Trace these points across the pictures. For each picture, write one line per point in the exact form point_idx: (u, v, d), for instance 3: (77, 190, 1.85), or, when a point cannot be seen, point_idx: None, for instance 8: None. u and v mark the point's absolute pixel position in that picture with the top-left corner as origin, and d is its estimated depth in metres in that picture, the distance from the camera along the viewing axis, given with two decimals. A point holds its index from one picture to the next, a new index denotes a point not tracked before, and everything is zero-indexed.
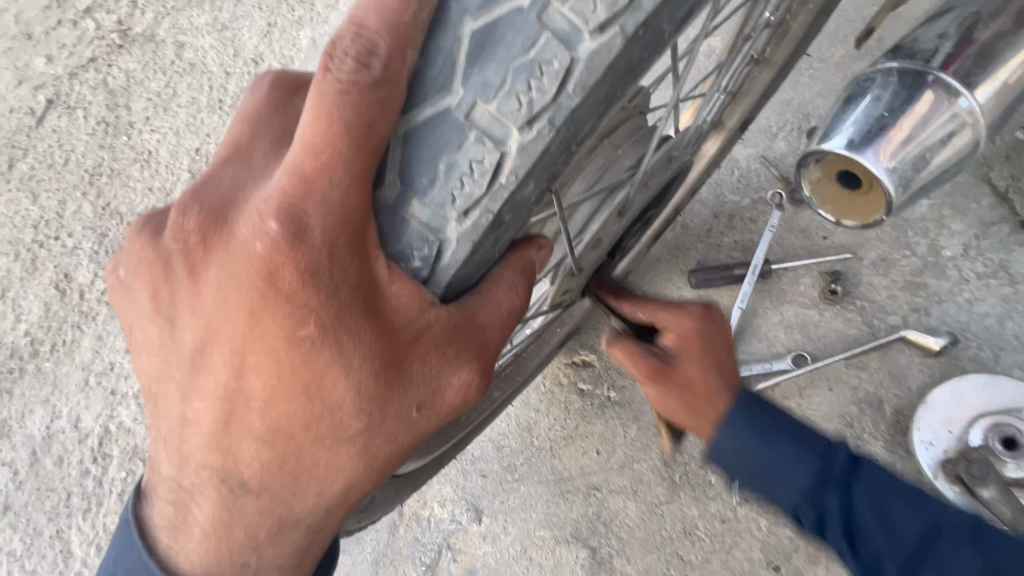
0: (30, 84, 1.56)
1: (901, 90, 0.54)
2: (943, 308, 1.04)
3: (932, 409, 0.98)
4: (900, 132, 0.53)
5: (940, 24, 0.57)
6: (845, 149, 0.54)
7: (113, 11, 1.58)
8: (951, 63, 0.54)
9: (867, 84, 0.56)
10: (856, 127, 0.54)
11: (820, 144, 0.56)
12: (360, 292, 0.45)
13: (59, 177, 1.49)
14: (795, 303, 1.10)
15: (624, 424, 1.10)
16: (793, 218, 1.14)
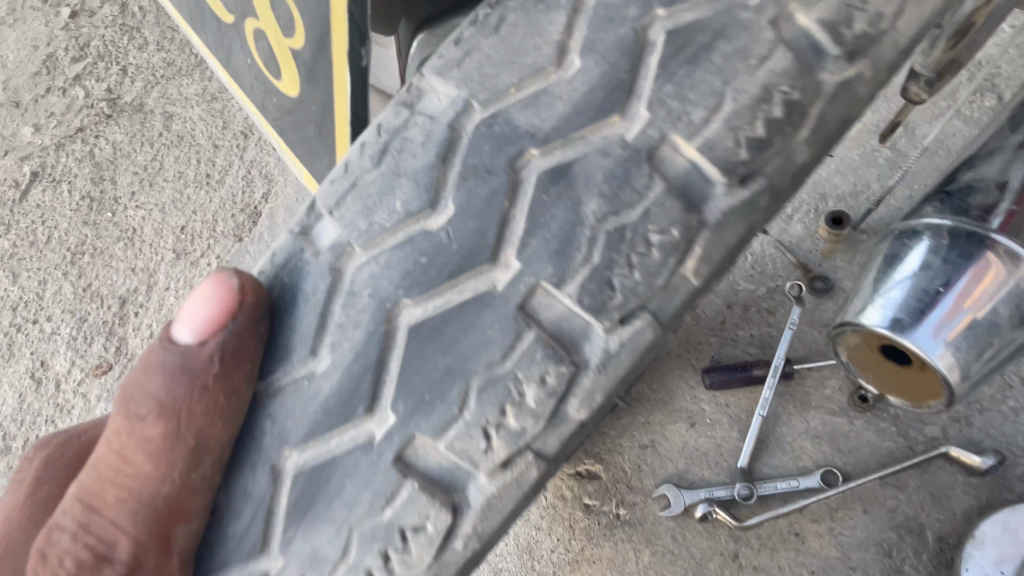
0: (15, 153, 1.48)
1: (951, 260, 0.46)
2: (986, 418, 0.93)
3: (982, 544, 0.86)
4: (954, 312, 0.45)
5: (990, 169, 0.49)
6: (885, 328, 0.47)
7: (103, 79, 1.52)
8: (1010, 220, 0.45)
9: (909, 247, 0.49)
10: (899, 301, 0.47)
11: (856, 317, 0.49)
12: None
13: (39, 256, 1.39)
14: (821, 409, 0.98)
15: (635, 548, 0.99)
16: (814, 311, 1.04)
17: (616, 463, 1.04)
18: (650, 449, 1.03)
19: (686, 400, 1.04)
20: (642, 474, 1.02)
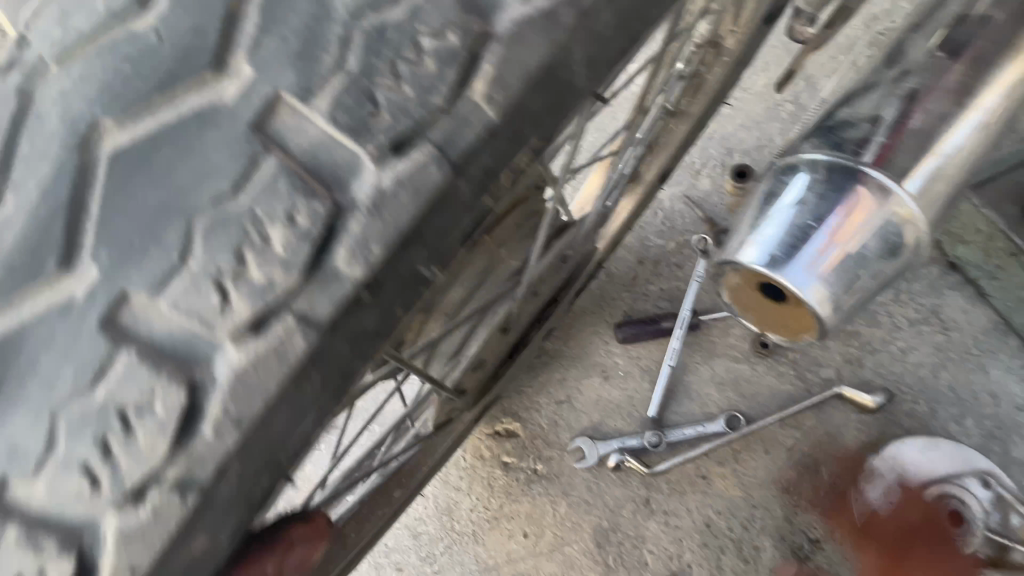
0: None
1: (827, 192, 0.44)
2: (877, 359, 0.96)
3: (872, 478, 0.92)
4: (828, 246, 0.44)
5: (870, 101, 0.49)
6: (763, 265, 0.44)
7: None
8: (883, 154, 0.45)
9: (789, 180, 0.47)
10: (777, 236, 0.45)
11: (736, 253, 0.47)
12: None
13: None
14: (726, 357, 1.02)
15: (552, 501, 1.00)
16: None
17: (533, 419, 1.04)
18: (566, 405, 1.04)
19: (600, 355, 1.06)
20: (558, 430, 1.03)
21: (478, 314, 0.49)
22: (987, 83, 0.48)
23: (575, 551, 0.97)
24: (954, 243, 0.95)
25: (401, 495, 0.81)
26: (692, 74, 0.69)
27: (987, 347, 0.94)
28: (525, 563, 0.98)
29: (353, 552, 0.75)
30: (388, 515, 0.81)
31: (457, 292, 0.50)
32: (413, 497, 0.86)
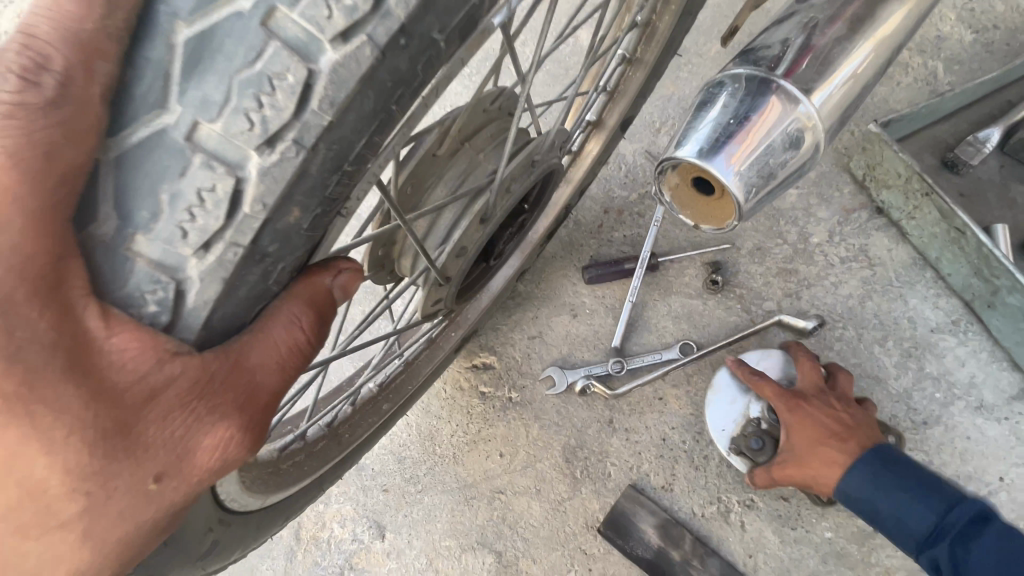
0: None
1: (746, 98, 0.54)
2: (813, 291, 1.08)
3: (720, 390, 1.04)
4: (746, 140, 0.53)
5: (783, 30, 0.59)
6: (694, 156, 0.54)
7: None
8: (794, 68, 0.55)
9: (718, 91, 0.57)
10: (706, 134, 0.54)
11: (674, 151, 0.56)
12: (60, 353, 0.34)
13: None
14: (681, 293, 1.12)
15: (525, 424, 1.10)
16: None
17: (507, 352, 1.14)
18: (537, 339, 1.14)
19: (568, 295, 1.15)
20: (531, 360, 1.13)
21: (463, 206, 0.61)
22: (882, 12, 0.57)
23: (546, 466, 1.07)
24: (880, 188, 1.08)
25: (390, 409, 0.88)
26: (644, 22, 0.80)
27: (905, 278, 1.07)
28: (501, 478, 1.08)
29: (346, 453, 0.81)
30: (376, 425, 0.87)
31: (443, 187, 0.59)
32: (398, 415, 0.92)
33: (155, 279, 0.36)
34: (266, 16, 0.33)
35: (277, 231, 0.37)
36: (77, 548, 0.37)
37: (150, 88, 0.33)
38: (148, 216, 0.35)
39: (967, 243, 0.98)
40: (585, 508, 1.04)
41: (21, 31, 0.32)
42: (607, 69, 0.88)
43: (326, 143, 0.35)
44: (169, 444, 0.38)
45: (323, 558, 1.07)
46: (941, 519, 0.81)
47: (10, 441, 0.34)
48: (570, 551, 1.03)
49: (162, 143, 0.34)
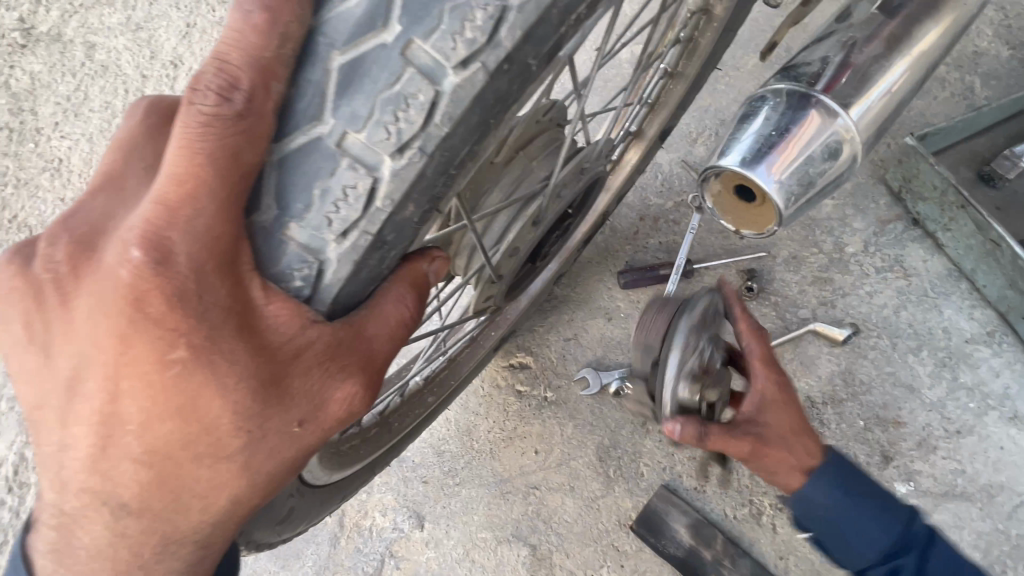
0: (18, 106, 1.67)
1: (787, 110, 0.58)
2: (848, 300, 1.10)
3: None
4: (787, 150, 0.57)
5: (823, 48, 0.62)
6: (738, 165, 0.58)
7: (96, 45, 1.72)
8: (832, 84, 0.58)
9: (760, 104, 0.60)
10: (749, 145, 0.58)
11: (717, 160, 0.60)
12: (232, 314, 0.40)
13: (38, 199, 1.56)
14: None
15: (561, 423, 1.13)
16: (712, 219, 1.19)
17: (544, 352, 1.18)
18: (573, 341, 1.18)
19: (604, 299, 1.19)
20: (567, 361, 1.17)
21: (518, 209, 0.66)
22: (918, 32, 0.60)
23: (580, 464, 1.11)
24: (915, 200, 1.10)
25: (433, 402, 0.93)
26: (687, 39, 0.84)
27: (941, 289, 1.08)
28: (536, 474, 1.12)
29: (394, 440, 0.88)
30: (420, 418, 0.92)
31: (498, 191, 0.65)
32: (442, 408, 0.97)
33: (302, 262, 0.42)
34: (403, 48, 0.40)
35: (396, 223, 0.44)
36: (231, 479, 0.45)
37: (310, 103, 0.40)
38: (302, 207, 0.41)
39: (1002, 256, 1.00)
40: (618, 506, 1.08)
41: (215, 53, 0.38)
42: (649, 83, 0.93)
43: (438, 150, 0.42)
44: (308, 398, 0.45)
45: (365, 545, 1.13)
46: (897, 539, 0.71)
47: (189, 382, 0.41)
48: (603, 547, 1.06)
49: (318, 147, 0.41)
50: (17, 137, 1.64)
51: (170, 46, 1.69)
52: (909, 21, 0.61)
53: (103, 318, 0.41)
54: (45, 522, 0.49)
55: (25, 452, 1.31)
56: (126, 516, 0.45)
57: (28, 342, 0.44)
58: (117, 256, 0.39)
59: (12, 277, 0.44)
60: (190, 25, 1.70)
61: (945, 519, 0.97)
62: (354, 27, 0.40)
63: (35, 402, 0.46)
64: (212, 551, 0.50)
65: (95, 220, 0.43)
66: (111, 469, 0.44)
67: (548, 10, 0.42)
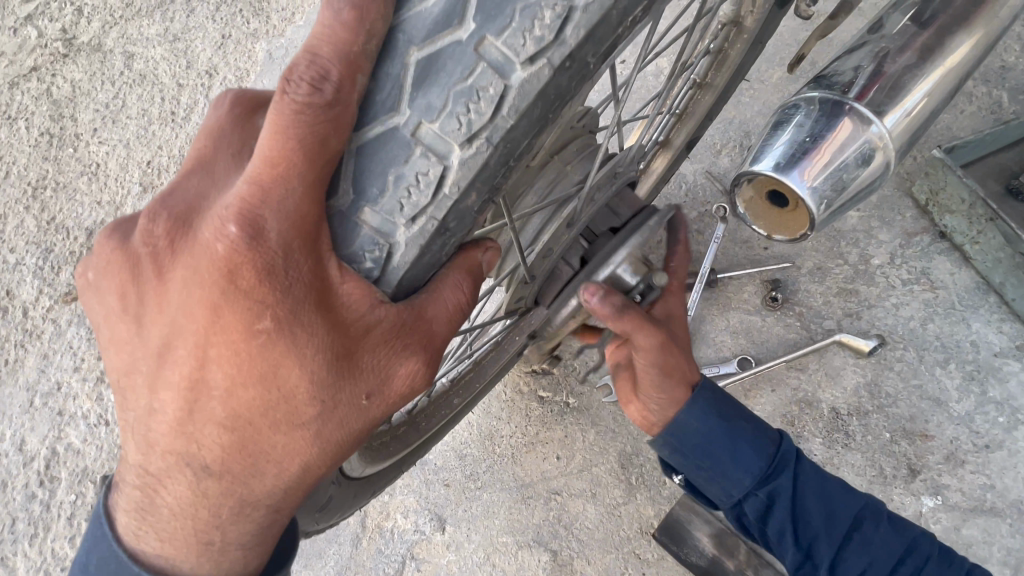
0: (59, 112, 1.73)
1: (821, 118, 0.59)
2: (873, 311, 1.10)
3: None
4: (820, 157, 0.58)
5: (856, 57, 0.63)
6: (771, 170, 0.59)
7: (134, 54, 1.78)
8: (865, 92, 0.59)
9: (793, 112, 0.62)
10: (782, 151, 0.59)
11: (751, 166, 0.61)
12: (312, 289, 0.47)
13: (76, 201, 1.61)
14: (740, 309, 1.15)
15: (583, 429, 1.14)
16: (737, 229, 1.20)
17: (568, 358, 1.19)
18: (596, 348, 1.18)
19: None
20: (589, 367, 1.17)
21: (553, 210, 0.70)
22: (951, 43, 0.61)
23: (602, 470, 1.11)
24: (942, 212, 1.10)
25: (458, 404, 0.94)
26: (717, 49, 0.87)
27: (968, 302, 1.08)
28: (558, 479, 1.12)
29: (421, 439, 0.93)
30: (446, 419, 0.95)
31: (535, 196, 0.69)
32: (467, 411, 0.99)
33: (375, 240, 0.48)
34: (476, 45, 0.46)
35: (458, 211, 0.49)
36: (304, 445, 0.51)
37: (390, 98, 0.46)
38: (377, 192, 0.47)
39: None
40: (640, 513, 1.08)
41: (307, 49, 0.44)
42: (677, 93, 0.95)
43: (501, 142, 0.47)
44: (374, 371, 0.51)
45: (387, 546, 1.13)
46: (778, 458, 0.80)
47: (272, 349, 0.48)
48: (624, 554, 1.06)
49: (395, 137, 0.47)
50: (57, 142, 1.69)
51: (205, 56, 1.74)
52: (943, 32, 0.62)
53: (197, 290, 0.47)
54: (128, 483, 0.54)
55: (56, 446, 1.34)
56: (207, 477, 0.51)
57: (124, 312, 0.50)
58: (213, 235, 0.45)
59: (115, 253, 0.50)
60: (226, 36, 1.75)
61: (974, 534, 0.96)
62: (431, 30, 0.46)
63: (126, 367, 0.52)
64: (282, 514, 0.56)
65: (191, 201, 0.49)
66: (196, 430, 0.50)
67: (609, 13, 0.47)
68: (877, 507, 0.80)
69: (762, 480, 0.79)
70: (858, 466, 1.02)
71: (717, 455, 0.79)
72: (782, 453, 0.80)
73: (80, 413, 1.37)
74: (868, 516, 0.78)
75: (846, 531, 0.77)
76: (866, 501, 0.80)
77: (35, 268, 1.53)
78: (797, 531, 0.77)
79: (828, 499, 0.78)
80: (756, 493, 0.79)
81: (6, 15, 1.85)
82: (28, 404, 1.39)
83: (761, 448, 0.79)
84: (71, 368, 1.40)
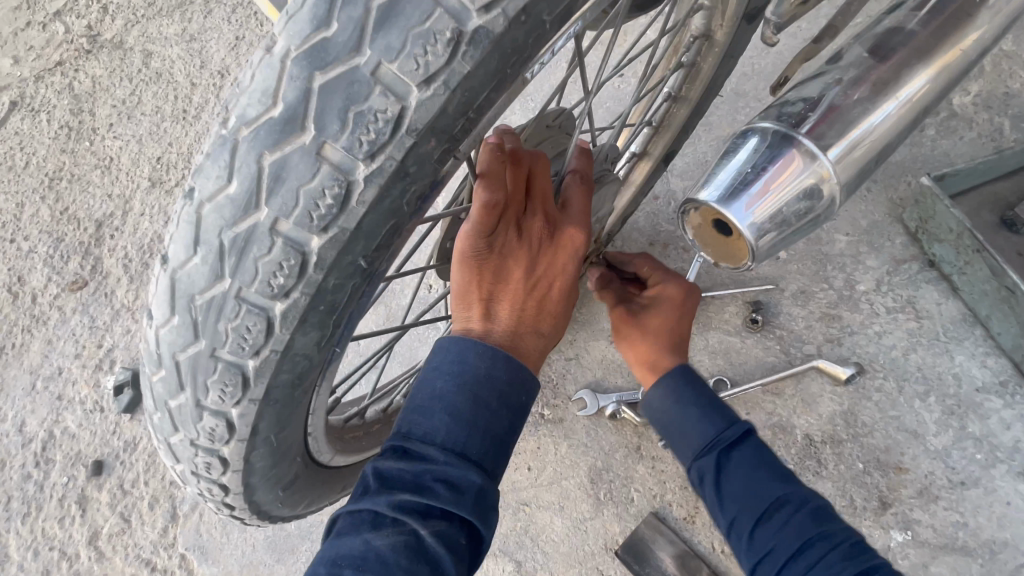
0: (78, 105, 1.79)
1: (767, 150, 0.58)
2: (855, 339, 1.08)
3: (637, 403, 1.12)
4: (760, 189, 0.58)
5: (814, 85, 0.62)
6: (714, 202, 0.59)
7: (152, 52, 1.84)
8: (816, 126, 0.58)
9: (743, 141, 0.61)
10: (725, 181, 0.59)
11: (696, 195, 0.61)
12: None
13: (89, 192, 1.67)
14: (720, 329, 1.13)
15: (555, 441, 1.14)
16: None
17: (544, 369, 1.19)
18: (574, 361, 1.19)
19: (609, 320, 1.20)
20: (566, 381, 1.18)
21: None
22: (903, 77, 0.60)
23: (571, 484, 1.11)
24: (932, 241, 1.08)
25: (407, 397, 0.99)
26: (689, 63, 0.87)
27: (954, 334, 1.05)
28: (527, 491, 1.12)
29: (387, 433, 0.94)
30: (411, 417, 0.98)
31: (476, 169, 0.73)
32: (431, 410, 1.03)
33: (334, 177, 0.48)
34: None
35: (417, 154, 0.49)
36: None
37: (349, 39, 0.47)
38: (336, 129, 0.48)
39: (1018, 302, 0.97)
40: (605, 529, 1.07)
41: None
42: (655, 106, 0.96)
43: (458, 86, 0.48)
44: None
45: None
46: (720, 433, 0.77)
47: None
48: (587, 570, 1.06)
49: (353, 77, 0.47)
50: (75, 135, 1.75)
51: (218, 56, 1.79)
52: (901, 66, 0.61)
53: None
54: None
55: (53, 429, 1.40)
56: None
57: None
58: None
59: None
60: (239, 38, 1.80)
61: (942, 573, 0.94)
62: None
63: None
64: None
65: None
66: None
67: None
68: (811, 500, 0.73)
69: (700, 452, 0.77)
70: (828, 495, 1.00)
71: (674, 422, 0.80)
72: (727, 434, 0.77)
73: (77, 399, 1.42)
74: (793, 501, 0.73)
75: (766, 508, 0.72)
76: (803, 494, 0.73)
77: (46, 255, 1.59)
78: (722, 507, 0.75)
79: (758, 482, 0.74)
80: (696, 462, 0.78)
81: (38, 11, 1.93)
82: (31, 387, 1.44)
83: (708, 420, 0.78)
84: (72, 355, 1.45)
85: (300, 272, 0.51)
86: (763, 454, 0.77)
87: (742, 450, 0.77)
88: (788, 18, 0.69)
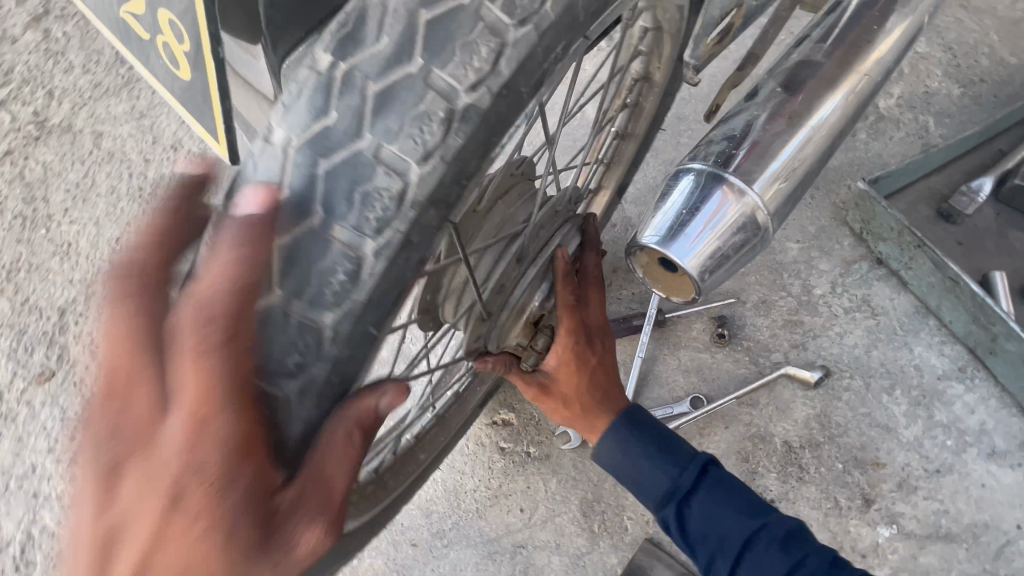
0: (30, 193, 1.78)
1: (699, 190, 0.62)
2: (818, 342, 1.11)
3: None
4: (697, 229, 0.61)
5: (735, 122, 0.67)
6: (656, 244, 0.62)
7: (103, 132, 1.84)
8: (742, 162, 0.62)
9: (677, 181, 0.65)
10: (665, 222, 0.63)
11: (639, 238, 0.64)
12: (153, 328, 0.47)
13: (49, 279, 1.65)
14: (690, 347, 1.16)
15: (544, 478, 1.15)
16: None
17: (526, 407, 1.20)
18: None
19: None
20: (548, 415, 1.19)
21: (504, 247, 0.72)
22: (814, 106, 0.65)
23: (565, 520, 1.11)
24: (876, 240, 1.13)
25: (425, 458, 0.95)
26: (632, 103, 0.91)
27: (910, 326, 1.10)
28: (522, 532, 1.12)
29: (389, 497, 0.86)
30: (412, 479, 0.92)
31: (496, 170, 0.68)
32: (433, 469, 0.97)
33: (344, 255, 0.47)
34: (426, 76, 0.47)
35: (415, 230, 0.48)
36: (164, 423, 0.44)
37: (349, 126, 0.47)
38: (344, 209, 0.47)
39: (961, 292, 1.02)
40: (603, 562, 1.08)
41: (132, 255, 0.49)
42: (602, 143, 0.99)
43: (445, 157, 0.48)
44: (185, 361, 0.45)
45: None
46: (675, 481, 0.79)
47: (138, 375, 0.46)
48: None
49: (358, 161, 0.47)
50: (29, 224, 1.73)
51: (172, 132, 1.81)
52: (811, 94, 0.66)
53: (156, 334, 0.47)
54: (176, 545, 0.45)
55: (32, 529, 1.35)
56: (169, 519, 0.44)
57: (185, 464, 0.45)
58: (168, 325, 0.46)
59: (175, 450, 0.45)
60: None
61: (931, 562, 0.96)
62: (383, 63, 0.47)
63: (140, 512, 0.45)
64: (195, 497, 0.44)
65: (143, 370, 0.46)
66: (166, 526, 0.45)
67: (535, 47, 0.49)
68: (778, 524, 0.75)
69: (659, 502, 0.79)
70: (814, 499, 1.02)
71: (626, 478, 0.82)
72: (682, 479, 0.79)
73: (54, 494, 1.38)
74: (762, 536, 0.74)
75: (738, 552, 0.74)
76: (767, 521, 0.75)
77: (8, 349, 1.55)
78: (693, 551, 0.77)
79: (722, 523, 0.76)
80: (657, 514, 0.80)
81: None
82: (3, 488, 1.40)
83: (659, 470, 0.80)
84: (46, 450, 1.42)
85: (317, 347, 0.48)
86: (723, 488, 0.78)
87: (700, 492, 0.78)
88: (705, 57, 0.73)
